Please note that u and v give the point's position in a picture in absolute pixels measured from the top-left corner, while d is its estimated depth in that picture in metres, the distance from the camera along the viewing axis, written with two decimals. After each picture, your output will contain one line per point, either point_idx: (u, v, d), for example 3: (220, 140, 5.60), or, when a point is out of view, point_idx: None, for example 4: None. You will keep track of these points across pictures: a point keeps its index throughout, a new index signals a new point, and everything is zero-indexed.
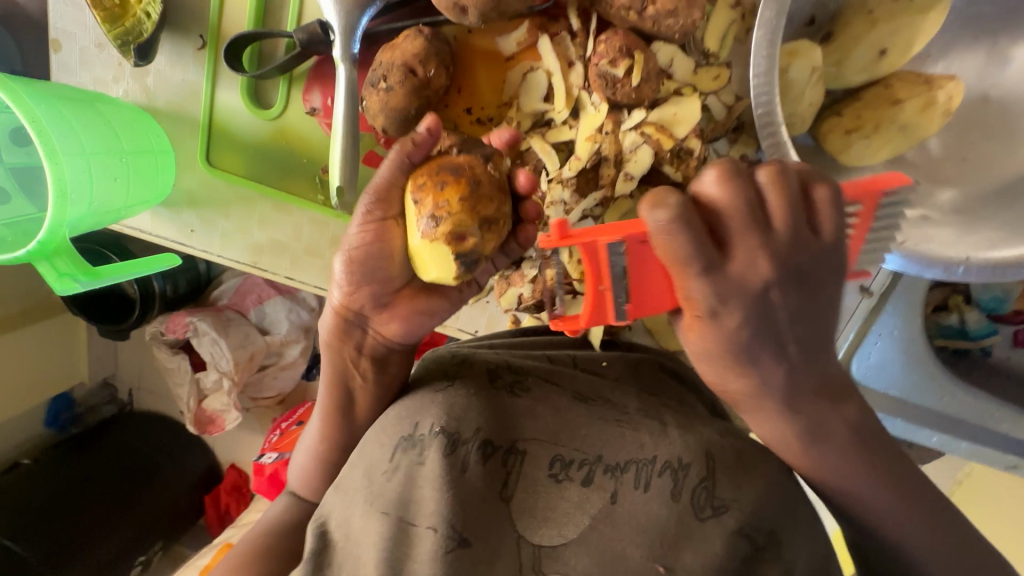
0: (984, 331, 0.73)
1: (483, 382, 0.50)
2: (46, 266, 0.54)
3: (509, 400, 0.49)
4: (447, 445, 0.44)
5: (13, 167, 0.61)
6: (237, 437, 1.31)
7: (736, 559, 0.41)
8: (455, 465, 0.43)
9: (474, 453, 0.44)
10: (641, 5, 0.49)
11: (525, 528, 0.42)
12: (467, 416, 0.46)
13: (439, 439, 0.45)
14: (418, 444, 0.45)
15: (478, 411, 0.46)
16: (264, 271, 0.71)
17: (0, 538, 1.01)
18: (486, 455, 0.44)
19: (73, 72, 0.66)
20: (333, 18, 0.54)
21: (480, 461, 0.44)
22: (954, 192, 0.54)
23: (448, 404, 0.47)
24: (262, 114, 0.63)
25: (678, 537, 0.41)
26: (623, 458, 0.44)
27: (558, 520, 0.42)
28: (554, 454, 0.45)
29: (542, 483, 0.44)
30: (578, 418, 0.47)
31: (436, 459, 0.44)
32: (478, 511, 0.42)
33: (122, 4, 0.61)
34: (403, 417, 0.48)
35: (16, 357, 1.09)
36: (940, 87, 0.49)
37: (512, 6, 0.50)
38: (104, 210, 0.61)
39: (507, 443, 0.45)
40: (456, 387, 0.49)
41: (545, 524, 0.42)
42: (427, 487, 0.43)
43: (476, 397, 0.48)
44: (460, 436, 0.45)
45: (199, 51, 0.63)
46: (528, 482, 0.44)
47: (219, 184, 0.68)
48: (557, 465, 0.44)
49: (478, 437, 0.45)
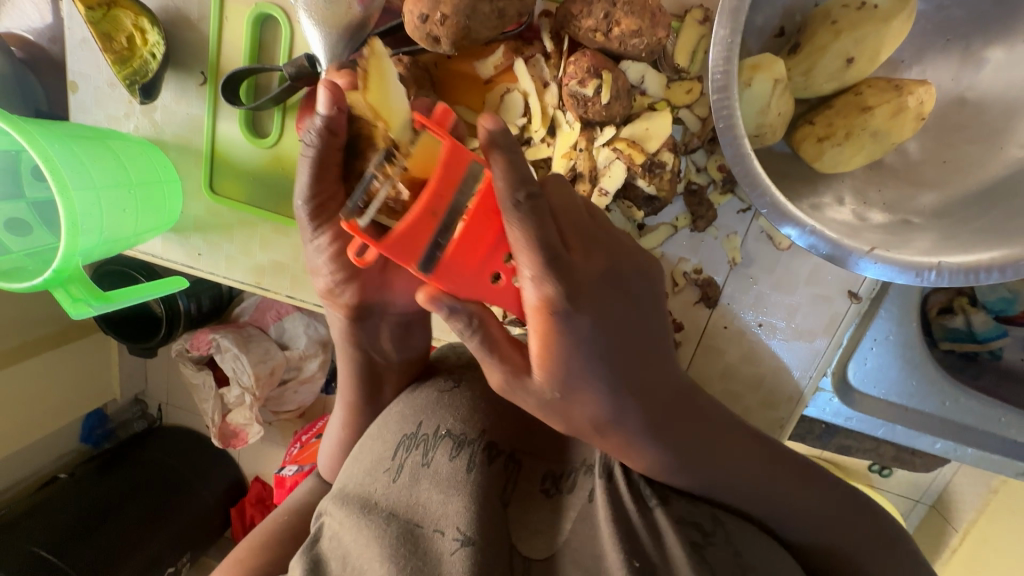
0: (992, 333, 0.71)
1: (489, 384, 0.55)
2: (62, 293, 0.58)
3: (510, 404, 0.55)
4: (454, 445, 0.49)
5: (35, 201, 0.66)
6: (261, 450, 1.35)
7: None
8: (459, 465, 0.48)
9: (479, 454, 0.49)
10: (606, 26, 0.51)
11: (518, 538, 0.48)
12: (467, 421, 0.51)
13: (446, 441, 0.50)
14: (423, 444, 0.50)
15: (484, 414, 0.52)
16: (266, 291, 0.74)
17: (41, 549, 1.05)
18: (490, 456, 0.50)
19: (89, 111, 0.71)
20: (320, 52, 0.58)
21: (485, 461, 0.49)
22: (935, 195, 0.53)
23: (454, 407, 0.52)
24: (259, 143, 0.67)
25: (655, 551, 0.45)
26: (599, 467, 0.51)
27: (546, 532, 0.48)
28: (547, 471, 0.52)
29: (535, 495, 0.51)
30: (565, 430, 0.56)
31: (443, 459, 0.49)
32: (486, 518, 0.46)
33: (130, 47, 0.65)
34: (406, 416, 0.52)
35: (52, 374, 1.16)
36: (911, 92, 0.50)
37: (482, 34, 0.52)
38: (114, 238, 0.65)
39: (508, 449, 0.51)
40: (462, 389, 0.53)
41: (536, 537, 0.48)
42: (434, 489, 0.48)
43: (478, 402, 0.53)
44: (466, 437, 0.50)
45: (201, 86, 0.67)
46: (524, 494, 0.50)
47: (223, 210, 0.72)
48: (548, 480, 0.51)
49: (483, 439, 0.50)
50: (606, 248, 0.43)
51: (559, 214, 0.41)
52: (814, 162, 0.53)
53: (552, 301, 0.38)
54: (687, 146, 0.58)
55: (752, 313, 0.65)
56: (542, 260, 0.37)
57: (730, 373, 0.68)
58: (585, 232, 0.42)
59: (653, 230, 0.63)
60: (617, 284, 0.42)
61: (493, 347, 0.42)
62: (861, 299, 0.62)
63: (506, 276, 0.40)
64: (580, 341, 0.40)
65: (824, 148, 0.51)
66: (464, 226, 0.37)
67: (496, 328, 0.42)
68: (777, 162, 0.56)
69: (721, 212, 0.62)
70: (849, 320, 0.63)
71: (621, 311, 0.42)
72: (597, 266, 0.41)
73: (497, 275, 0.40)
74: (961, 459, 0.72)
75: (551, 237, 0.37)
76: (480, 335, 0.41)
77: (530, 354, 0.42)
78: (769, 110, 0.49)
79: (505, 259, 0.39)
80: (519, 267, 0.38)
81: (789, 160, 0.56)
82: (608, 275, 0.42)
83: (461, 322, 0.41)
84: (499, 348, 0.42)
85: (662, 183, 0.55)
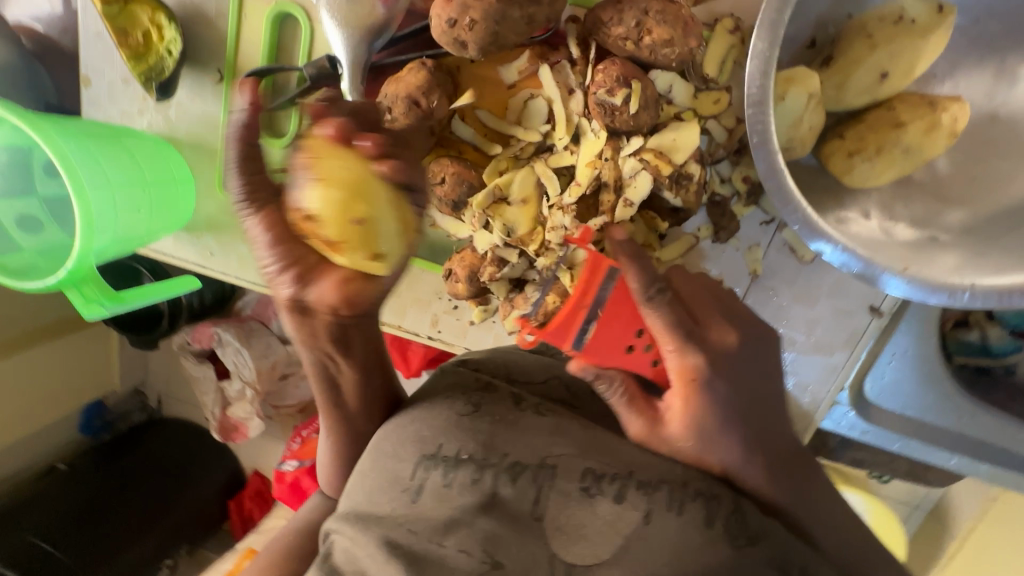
0: (1007, 348, 0.71)
1: (508, 406, 0.52)
2: (75, 293, 0.57)
3: (534, 418, 0.51)
4: (475, 469, 0.48)
5: (46, 197, 0.65)
6: (262, 446, 1.34)
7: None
8: (481, 490, 0.47)
9: (503, 478, 0.47)
10: (637, 35, 0.50)
11: (558, 547, 0.45)
12: (489, 441, 0.49)
13: (466, 464, 0.48)
14: (442, 464, 0.48)
15: (506, 436, 0.50)
16: (277, 292, 0.73)
17: (43, 543, 1.05)
18: (515, 477, 0.47)
19: (102, 106, 0.70)
20: (341, 52, 0.57)
21: (510, 482, 0.47)
22: (964, 212, 0.53)
23: (475, 430, 0.50)
24: (275, 143, 0.66)
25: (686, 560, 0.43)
26: (655, 476, 0.47)
27: (592, 539, 0.45)
28: (587, 468, 0.48)
29: (575, 496, 0.47)
30: (608, 438, 0.50)
31: (464, 481, 0.47)
32: (514, 540, 0.45)
33: (145, 43, 0.64)
34: (425, 436, 0.50)
35: (54, 366, 1.15)
36: (944, 108, 0.49)
37: (511, 40, 0.51)
38: (127, 238, 0.64)
39: (536, 461, 0.48)
40: (482, 413, 0.51)
41: (573, 541, 0.45)
42: (457, 512, 0.46)
43: (499, 420, 0.50)
44: (488, 461, 0.48)
45: (217, 84, 0.66)
46: (560, 499, 0.47)
47: (236, 210, 0.71)
48: (590, 478, 0.47)
49: (506, 460, 0.48)
50: (729, 312, 0.53)
51: (688, 297, 0.51)
52: (844, 177, 0.52)
53: (694, 375, 0.47)
54: (713, 156, 0.57)
55: (770, 325, 0.64)
56: (682, 340, 0.47)
57: None
58: (709, 306, 0.51)
59: (674, 240, 0.62)
60: (755, 354, 0.52)
61: (631, 400, 0.48)
62: (883, 314, 0.61)
63: (638, 347, 0.49)
64: (716, 403, 0.48)
65: (854, 162, 0.51)
66: (610, 306, 0.48)
67: (632, 384, 0.49)
68: (804, 175, 0.55)
69: (744, 223, 0.61)
70: (870, 334, 0.62)
71: (745, 370, 0.51)
72: (735, 342, 0.50)
73: (632, 346, 0.49)
74: (974, 475, 0.71)
75: (682, 318, 0.47)
76: (623, 396, 0.48)
77: (667, 409, 0.48)
78: (801, 124, 0.48)
79: (638, 333, 0.49)
80: (661, 345, 0.47)
81: (816, 173, 0.55)
82: (747, 345, 0.51)
83: (605, 382, 0.47)
84: (635, 401, 0.48)
85: (689, 194, 0.55)
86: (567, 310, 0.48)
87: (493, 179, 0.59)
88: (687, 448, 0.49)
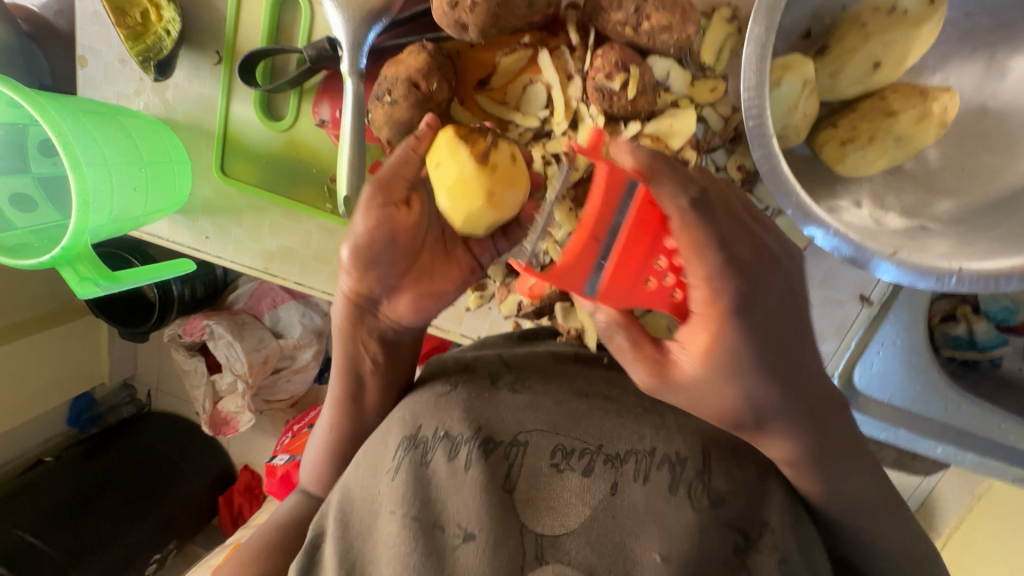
0: (993, 342, 0.72)
1: (484, 383, 0.52)
2: (69, 271, 0.57)
3: (508, 396, 0.51)
4: (448, 448, 0.47)
5: (41, 176, 0.65)
6: (252, 439, 1.33)
7: (732, 549, 0.44)
8: (456, 465, 0.46)
9: (475, 451, 0.46)
10: (636, 20, 0.51)
11: (527, 518, 0.43)
12: (465, 418, 0.48)
13: (444, 442, 0.47)
14: (421, 445, 0.48)
15: (479, 411, 0.49)
16: (275, 277, 0.73)
17: (27, 534, 1.05)
18: (486, 452, 0.46)
19: (98, 86, 0.69)
20: (340, 34, 0.57)
21: (481, 457, 0.46)
22: (953, 202, 0.54)
23: (452, 408, 0.49)
24: (273, 126, 0.66)
25: (678, 532, 0.42)
26: (622, 448, 0.46)
27: (560, 510, 0.43)
28: (556, 444, 0.46)
29: (545, 472, 0.45)
30: (579, 409, 0.49)
31: (440, 461, 0.46)
32: (482, 507, 0.43)
33: (144, 23, 0.64)
34: (408, 419, 0.51)
35: (42, 356, 1.13)
36: (935, 98, 0.50)
37: (511, 23, 0.52)
38: (124, 218, 0.63)
39: (507, 437, 0.47)
40: (458, 391, 0.51)
41: (540, 512, 0.43)
42: (437, 488, 0.45)
43: (474, 398, 0.50)
44: (462, 436, 0.47)
45: (215, 66, 0.66)
46: (530, 472, 0.45)
47: (233, 193, 0.71)
48: (557, 455, 0.46)
49: (479, 434, 0.47)
50: (754, 252, 0.41)
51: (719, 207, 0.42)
52: (836, 165, 0.53)
53: (721, 301, 0.39)
54: (709, 144, 0.57)
55: None
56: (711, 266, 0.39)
57: None
58: (746, 235, 0.42)
59: None
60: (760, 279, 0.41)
61: (634, 345, 0.43)
62: (872, 302, 0.65)
63: (666, 274, 0.42)
64: (741, 336, 0.40)
65: (847, 151, 0.51)
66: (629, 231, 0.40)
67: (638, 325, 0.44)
68: (797, 164, 0.56)
69: None
70: (858, 324, 0.67)
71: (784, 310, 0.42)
72: (748, 261, 0.40)
73: (649, 278, 0.42)
74: (960, 464, 0.72)
75: (715, 231, 0.39)
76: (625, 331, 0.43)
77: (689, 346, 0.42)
78: (796, 110, 0.49)
79: (657, 263, 0.42)
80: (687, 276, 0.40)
81: (810, 162, 0.56)
82: (752, 275, 0.40)
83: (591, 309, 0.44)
84: (640, 345, 0.43)
85: None
86: (580, 239, 0.41)
87: None
88: (677, 422, 0.49)
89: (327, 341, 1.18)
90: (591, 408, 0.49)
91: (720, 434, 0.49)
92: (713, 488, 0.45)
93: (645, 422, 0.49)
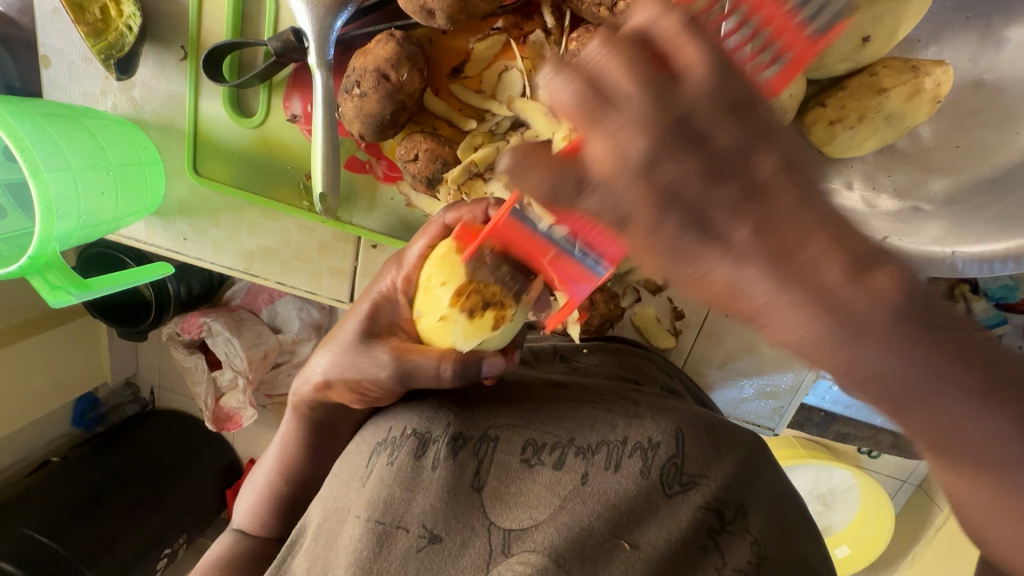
0: (993, 321, 0.69)
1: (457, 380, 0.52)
2: (39, 280, 0.56)
3: (483, 392, 0.50)
4: (418, 446, 0.45)
5: (8, 183, 0.63)
6: (254, 435, 1.33)
7: (706, 532, 0.42)
8: (423, 464, 0.44)
9: (444, 450, 0.44)
10: (611, 0, 0.48)
11: (495, 513, 0.42)
12: (435, 416, 0.47)
13: (411, 440, 0.45)
14: (390, 444, 0.46)
15: (449, 408, 0.47)
16: (255, 277, 0.72)
17: (40, 535, 1.05)
18: (455, 448, 0.44)
19: (63, 87, 0.67)
20: (306, 26, 0.54)
21: (450, 455, 0.44)
22: (948, 181, 0.53)
23: (422, 406, 0.48)
24: (245, 122, 0.64)
25: (646, 514, 0.42)
26: (594, 440, 0.45)
27: (529, 503, 0.42)
28: (527, 439, 0.46)
29: (515, 467, 0.44)
30: (551, 402, 0.49)
31: (406, 459, 0.45)
32: (448, 508, 0.42)
33: (104, 19, 0.61)
34: (379, 424, 0.49)
35: (41, 360, 1.13)
36: (928, 73, 0.47)
37: (480, 7, 0.49)
38: (94, 223, 0.62)
39: (479, 433, 0.46)
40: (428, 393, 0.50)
41: (508, 506, 0.42)
42: (399, 488, 0.43)
43: (449, 396, 0.49)
44: (431, 433, 0.45)
45: (182, 62, 0.64)
46: (501, 470, 0.44)
47: (208, 192, 0.70)
48: (529, 449, 0.45)
49: (449, 430, 0.45)
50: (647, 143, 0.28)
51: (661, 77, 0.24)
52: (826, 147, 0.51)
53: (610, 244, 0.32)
54: None
55: None
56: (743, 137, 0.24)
57: (731, 362, 0.67)
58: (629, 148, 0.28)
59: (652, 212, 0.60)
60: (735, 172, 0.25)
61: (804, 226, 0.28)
62: None
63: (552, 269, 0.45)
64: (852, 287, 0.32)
65: (836, 131, 0.50)
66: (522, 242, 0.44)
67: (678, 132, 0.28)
68: None
69: None
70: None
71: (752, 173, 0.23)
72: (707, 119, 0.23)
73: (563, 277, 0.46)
74: None
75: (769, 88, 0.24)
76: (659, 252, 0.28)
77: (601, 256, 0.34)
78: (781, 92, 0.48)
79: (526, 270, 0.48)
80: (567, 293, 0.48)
81: None
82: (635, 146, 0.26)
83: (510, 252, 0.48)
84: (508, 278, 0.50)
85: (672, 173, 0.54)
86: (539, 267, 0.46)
87: (468, 155, 0.57)
88: (647, 406, 0.48)
89: (325, 333, 1.17)
90: (563, 402, 0.49)
91: (692, 419, 0.48)
92: (685, 471, 0.44)
93: (616, 412, 0.47)
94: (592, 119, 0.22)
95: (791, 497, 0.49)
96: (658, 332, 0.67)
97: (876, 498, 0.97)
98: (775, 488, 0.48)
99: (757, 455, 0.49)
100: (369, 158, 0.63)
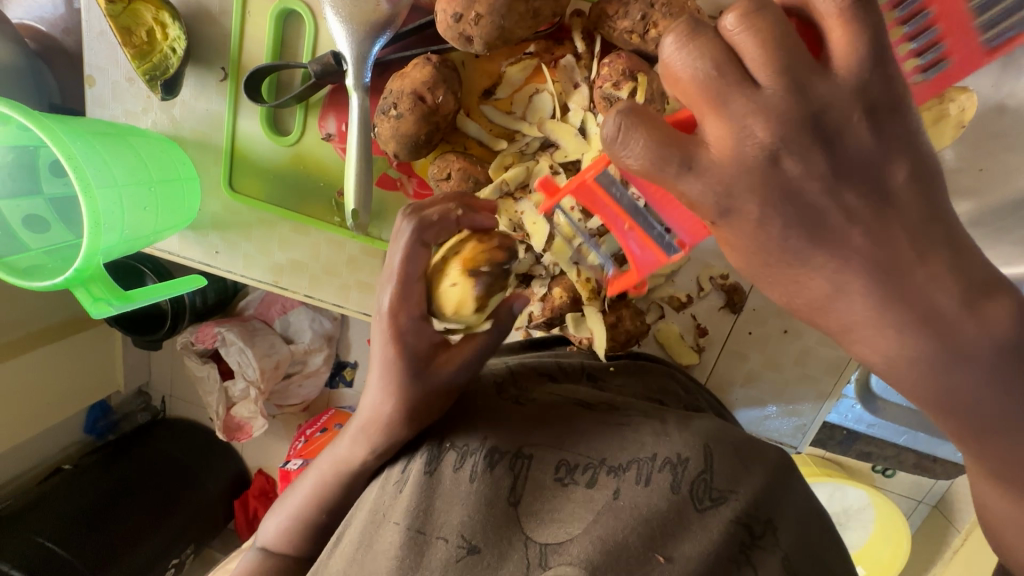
0: None
1: (490, 394, 0.54)
2: (81, 292, 0.58)
3: (513, 408, 0.52)
4: (455, 460, 0.47)
5: (52, 197, 0.65)
6: (266, 444, 1.33)
7: (739, 547, 0.42)
8: (460, 477, 0.45)
9: (480, 463, 0.46)
10: (643, 28, 0.50)
11: (530, 527, 0.43)
12: (475, 432, 0.49)
13: (450, 453, 0.47)
14: (428, 455, 0.48)
15: (484, 424, 0.49)
16: (284, 290, 0.74)
17: (48, 541, 1.05)
18: (491, 462, 0.46)
19: (106, 105, 0.70)
20: (345, 49, 0.57)
21: (486, 468, 0.45)
22: (973, 203, 0.55)
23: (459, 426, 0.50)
24: (280, 140, 0.66)
25: (677, 527, 0.42)
26: (624, 458, 0.46)
27: (562, 518, 0.43)
28: (560, 460, 0.47)
29: (549, 484, 0.45)
30: (580, 421, 0.50)
31: (446, 473, 0.46)
32: (487, 520, 0.43)
33: (149, 42, 0.64)
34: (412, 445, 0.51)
35: (59, 366, 1.14)
36: (953, 99, 0.48)
37: (517, 34, 0.51)
38: (134, 236, 0.64)
39: (513, 449, 0.47)
40: (461, 408, 0.52)
41: (542, 520, 0.43)
42: (439, 499, 0.45)
43: (482, 417, 0.50)
44: (468, 447, 0.47)
45: (221, 82, 0.66)
46: (535, 485, 0.45)
47: (241, 207, 0.72)
48: (562, 469, 0.46)
49: (484, 446, 0.47)
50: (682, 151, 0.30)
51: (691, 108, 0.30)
52: None
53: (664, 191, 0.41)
54: None
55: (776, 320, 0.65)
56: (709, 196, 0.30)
57: (750, 379, 0.68)
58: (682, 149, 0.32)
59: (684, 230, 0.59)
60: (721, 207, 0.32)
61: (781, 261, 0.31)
62: None
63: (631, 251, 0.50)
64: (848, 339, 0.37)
65: None
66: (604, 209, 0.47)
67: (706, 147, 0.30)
68: None
69: None
70: (851, 365, 0.65)
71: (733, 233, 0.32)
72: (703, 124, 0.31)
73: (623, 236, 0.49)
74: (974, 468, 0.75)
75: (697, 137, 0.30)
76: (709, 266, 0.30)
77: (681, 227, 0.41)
78: None
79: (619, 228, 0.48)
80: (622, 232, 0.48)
81: None
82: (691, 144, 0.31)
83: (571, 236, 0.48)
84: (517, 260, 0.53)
85: None
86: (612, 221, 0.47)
87: (498, 174, 0.59)
88: (676, 424, 0.49)
89: (337, 344, 1.19)
90: (593, 424, 0.50)
91: (720, 436, 0.49)
92: (715, 486, 0.44)
93: (646, 430, 0.48)
94: (720, 99, 0.28)
95: (817, 518, 0.49)
96: (680, 347, 0.68)
97: (890, 516, 0.96)
98: (800, 505, 0.48)
99: (784, 475, 0.49)
100: (399, 176, 0.65)
